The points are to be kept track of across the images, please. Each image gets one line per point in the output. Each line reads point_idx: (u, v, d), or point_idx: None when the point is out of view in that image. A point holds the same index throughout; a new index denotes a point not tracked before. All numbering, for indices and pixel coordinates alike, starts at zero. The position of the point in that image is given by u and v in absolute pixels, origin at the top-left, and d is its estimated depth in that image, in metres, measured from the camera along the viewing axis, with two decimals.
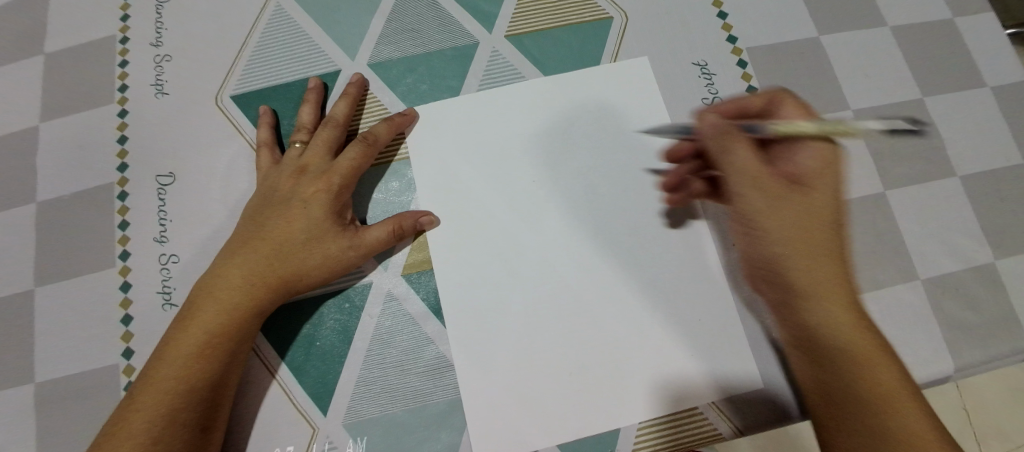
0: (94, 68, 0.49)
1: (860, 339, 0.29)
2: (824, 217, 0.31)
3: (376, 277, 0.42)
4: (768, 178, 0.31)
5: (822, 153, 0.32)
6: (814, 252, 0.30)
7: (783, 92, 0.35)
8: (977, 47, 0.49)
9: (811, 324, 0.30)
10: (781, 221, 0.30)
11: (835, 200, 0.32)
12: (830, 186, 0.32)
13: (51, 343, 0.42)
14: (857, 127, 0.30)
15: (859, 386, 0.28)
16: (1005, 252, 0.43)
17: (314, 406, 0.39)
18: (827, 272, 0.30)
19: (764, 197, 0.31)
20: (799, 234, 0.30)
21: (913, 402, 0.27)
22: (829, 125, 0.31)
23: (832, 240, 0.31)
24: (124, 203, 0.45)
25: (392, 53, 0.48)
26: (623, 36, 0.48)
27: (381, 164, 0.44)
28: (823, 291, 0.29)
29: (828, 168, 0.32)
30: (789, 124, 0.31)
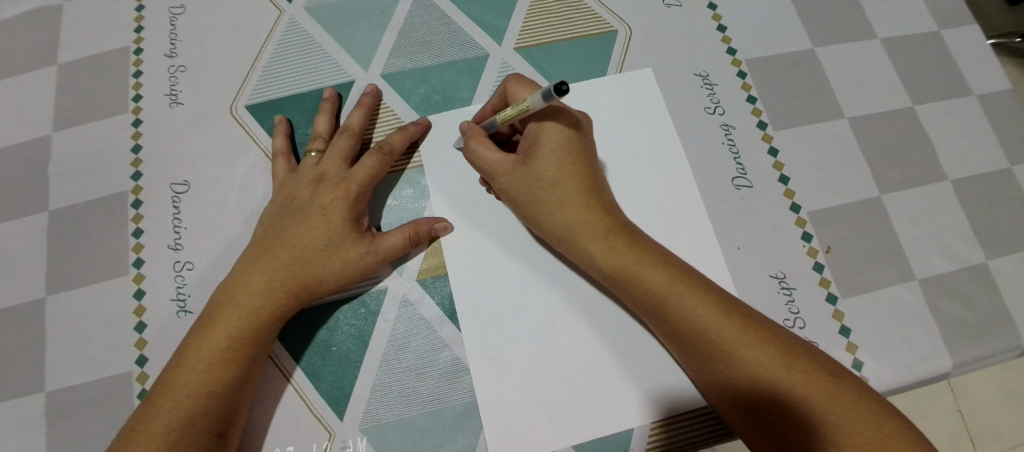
0: (109, 79, 0.50)
1: (620, 263, 0.37)
2: (552, 171, 0.37)
3: (392, 282, 0.43)
4: (495, 160, 0.39)
5: (540, 127, 0.38)
6: (549, 202, 0.38)
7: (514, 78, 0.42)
8: (963, 58, 0.51)
9: (581, 260, 0.38)
10: (515, 186, 0.39)
11: (566, 154, 0.38)
12: (558, 145, 0.38)
13: (64, 350, 0.42)
14: (529, 105, 0.35)
15: (640, 296, 0.36)
16: (998, 252, 0.45)
17: (331, 411, 0.40)
18: (563, 218, 0.38)
19: (500, 174, 0.39)
20: (527, 194, 0.38)
21: (677, 285, 0.35)
22: (514, 109, 0.37)
23: (568, 187, 0.37)
24: (138, 211, 0.46)
25: (405, 65, 0.49)
26: (627, 47, 0.50)
27: (395, 173, 0.45)
28: (572, 232, 0.38)
29: (550, 130, 0.38)
30: (500, 114, 0.39)
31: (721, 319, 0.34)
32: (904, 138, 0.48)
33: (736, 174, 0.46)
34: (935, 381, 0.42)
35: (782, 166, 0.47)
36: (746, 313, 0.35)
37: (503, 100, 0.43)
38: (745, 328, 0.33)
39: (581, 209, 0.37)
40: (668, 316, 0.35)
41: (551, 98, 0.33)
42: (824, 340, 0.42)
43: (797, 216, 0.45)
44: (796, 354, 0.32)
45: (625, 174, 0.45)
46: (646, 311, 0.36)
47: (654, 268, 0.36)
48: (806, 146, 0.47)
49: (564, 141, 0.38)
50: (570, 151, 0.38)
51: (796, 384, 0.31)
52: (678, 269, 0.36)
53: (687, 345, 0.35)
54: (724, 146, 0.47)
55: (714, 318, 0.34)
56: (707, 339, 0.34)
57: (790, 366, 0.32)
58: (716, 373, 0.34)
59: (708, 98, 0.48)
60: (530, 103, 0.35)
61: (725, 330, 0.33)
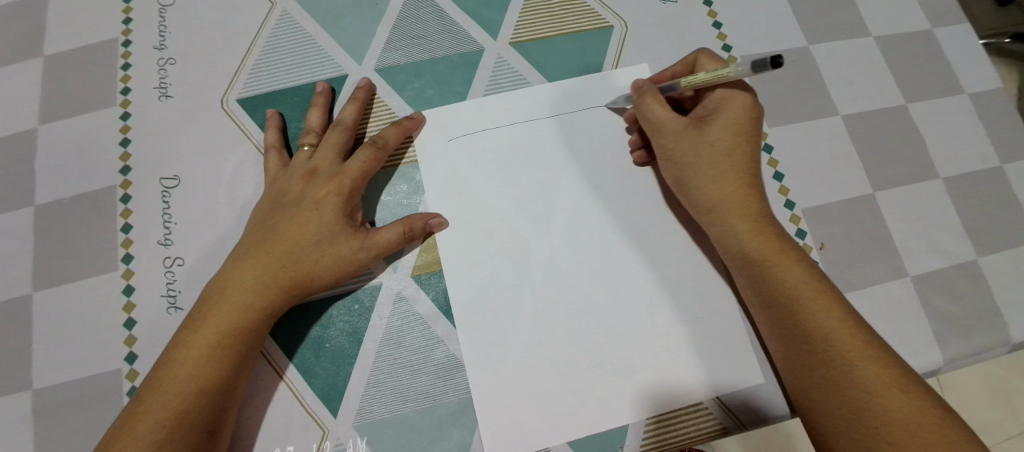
0: (96, 71, 0.49)
1: (766, 250, 0.36)
2: (727, 141, 0.39)
3: (385, 278, 0.42)
4: (669, 118, 0.41)
5: (728, 97, 0.41)
6: (713, 169, 0.38)
7: (703, 53, 0.44)
8: (954, 55, 0.51)
9: (721, 237, 0.38)
10: (683, 145, 0.40)
11: (742, 128, 0.39)
12: (739, 119, 0.40)
13: (51, 348, 0.42)
14: (731, 72, 0.38)
15: (775, 285, 0.35)
16: (987, 249, 0.45)
17: (324, 408, 0.39)
18: (730, 187, 0.38)
19: (669, 131, 0.40)
20: (696, 155, 0.39)
21: (815, 286, 0.35)
22: (710, 73, 0.39)
23: (743, 162, 0.39)
24: (127, 206, 0.45)
25: (399, 59, 0.49)
26: (623, 43, 0.50)
27: (389, 168, 0.45)
28: (727, 204, 0.38)
29: (734, 105, 0.40)
30: (688, 76, 0.41)
31: (852, 328, 0.33)
32: (897, 135, 0.49)
33: None
34: (924, 375, 0.43)
35: (777, 163, 0.47)
36: (875, 336, 0.33)
37: (687, 69, 0.45)
38: (869, 343, 0.33)
39: (740, 186, 0.38)
40: (797, 310, 0.34)
41: (761, 68, 0.36)
42: None
43: (791, 213, 0.45)
44: (913, 381, 0.31)
45: (621, 171, 0.45)
46: (772, 304, 0.36)
47: (793, 264, 0.36)
48: (800, 143, 0.48)
49: (746, 118, 0.40)
50: (748, 129, 0.40)
51: (911, 407, 0.30)
52: (813, 270, 0.36)
53: (804, 343, 0.34)
54: None
55: (842, 324, 0.33)
56: (834, 339, 0.33)
57: (908, 391, 0.31)
58: (823, 378, 0.32)
59: None
60: (733, 70, 0.38)
61: (849, 338, 0.33)
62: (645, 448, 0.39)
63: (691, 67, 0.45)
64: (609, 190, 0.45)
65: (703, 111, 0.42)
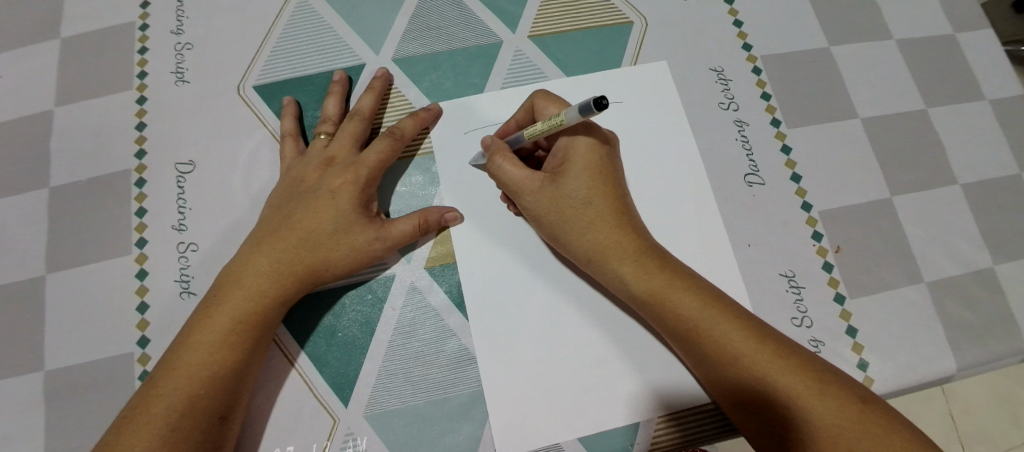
0: (113, 55, 0.49)
1: (653, 286, 0.36)
2: (585, 188, 0.37)
3: (399, 269, 0.42)
4: (521, 177, 0.38)
5: (571, 143, 0.38)
6: (578, 223, 0.37)
7: (538, 94, 0.41)
8: (976, 60, 0.51)
9: (610, 280, 0.37)
10: (543, 205, 0.38)
11: (596, 172, 0.37)
12: (590, 164, 0.37)
13: (64, 329, 0.42)
14: (562, 120, 0.35)
15: (674, 320, 0.35)
16: (1005, 256, 0.45)
17: (335, 397, 0.39)
18: (597, 238, 0.37)
19: (527, 191, 0.38)
20: (558, 212, 0.37)
21: (710, 310, 0.34)
22: (547, 123, 0.36)
23: (607, 207, 0.37)
24: (141, 190, 0.45)
25: (417, 49, 0.48)
26: (643, 39, 0.49)
27: (405, 159, 0.45)
28: (604, 253, 0.37)
29: (582, 149, 0.38)
30: (528, 129, 0.38)
31: (755, 343, 0.33)
32: (917, 140, 0.48)
33: (748, 171, 0.46)
34: (938, 383, 0.42)
35: (795, 164, 0.46)
36: (780, 341, 0.33)
37: (529, 115, 0.42)
38: (778, 353, 0.33)
39: (615, 229, 0.37)
40: (701, 344, 0.34)
41: (589, 112, 0.32)
42: (830, 340, 0.42)
43: (807, 215, 0.45)
44: (829, 379, 0.32)
45: (638, 168, 0.45)
46: (676, 337, 0.35)
47: (685, 291, 0.35)
48: (819, 144, 0.47)
49: (597, 160, 0.38)
50: (602, 167, 0.38)
51: (830, 410, 0.30)
52: (706, 292, 0.35)
53: (718, 372, 0.34)
54: (737, 142, 0.47)
55: (749, 343, 0.33)
56: (742, 363, 0.32)
57: (824, 392, 0.31)
58: (745, 397, 0.33)
59: (723, 94, 0.48)
60: (565, 118, 0.34)
61: (756, 357, 0.32)
62: (653, 444, 0.39)
63: (531, 112, 0.42)
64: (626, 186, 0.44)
65: (555, 161, 0.39)
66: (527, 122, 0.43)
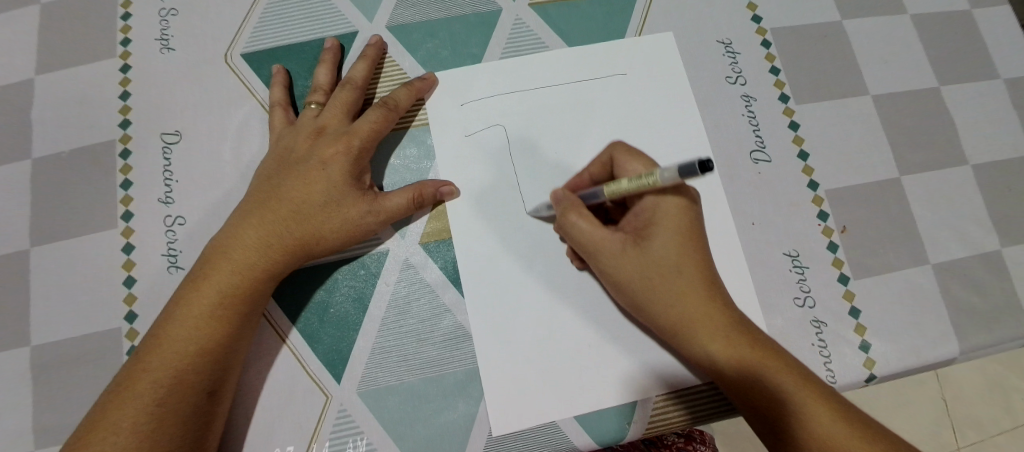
0: (95, 20, 0.47)
1: (740, 361, 0.33)
2: (675, 255, 0.34)
3: (393, 245, 0.41)
4: (600, 236, 0.36)
5: (659, 204, 0.35)
6: (664, 290, 0.34)
7: (615, 144, 0.39)
8: (993, 38, 0.49)
9: (692, 355, 0.34)
10: (625, 270, 0.35)
11: (685, 235, 0.35)
12: (678, 227, 0.35)
13: (49, 303, 0.41)
14: (656, 179, 0.32)
15: (757, 397, 0.32)
16: (1013, 239, 0.44)
17: (327, 374, 0.39)
18: (685, 306, 0.34)
19: (607, 254, 0.36)
20: (644, 280, 0.35)
21: (797, 388, 0.31)
22: (635, 181, 0.33)
23: (695, 273, 0.34)
24: (127, 162, 0.43)
25: (413, 17, 0.46)
26: (648, 10, 0.47)
27: (399, 130, 0.43)
28: (691, 324, 0.34)
29: (670, 208, 0.35)
30: (610, 185, 0.35)
31: (843, 426, 0.29)
32: (928, 118, 0.47)
33: (755, 147, 0.45)
34: (939, 366, 0.42)
35: (803, 141, 0.45)
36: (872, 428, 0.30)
37: (604, 168, 0.39)
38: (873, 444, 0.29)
39: (705, 302, 0.34)
40: (789, 423, 0.31)
41: (690, 173, 0.29)
42: (833, 321, 0.41)
43: (814, 194, 0.44)
44: None
45: (641, 143, 0.43)
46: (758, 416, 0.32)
47: (771, 367, 0.32)
48: (827, 121, 0.46)
49: (685, 222, 0.35)
50: (692, 232, 0.35)
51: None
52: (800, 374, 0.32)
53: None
54: (744, 118, 0.45)
55: (841, 429, 0.29)
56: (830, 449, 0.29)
57: None
58: None
59: (730, 67, 0.46)
60: (658, 178, 0.32)
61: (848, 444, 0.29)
62: (650, 426, 0.39)
63: (609, 165, 0.39)
64: None
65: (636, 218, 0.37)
66: (602, 175, 0.40)
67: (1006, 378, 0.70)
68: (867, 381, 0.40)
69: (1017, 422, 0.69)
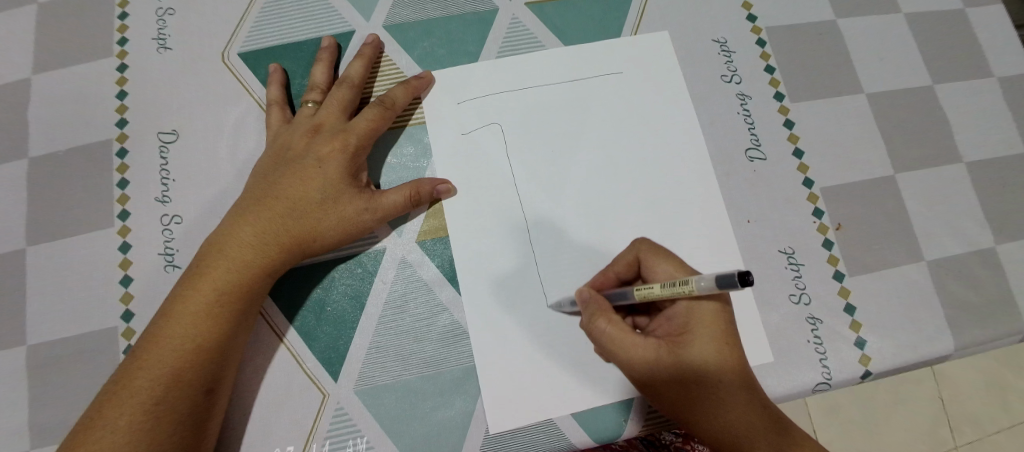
0: (92, 20, 0.47)
1: None
2: (713, 364, 0.33)
3: (391, 242, 0.41)
4: (632, 342, 0.34)
5: (693, 308, 0.34)
6: (707, 406, 0.32)
7: (641, 242, 0.37)
8: (987, 36, 0.49)
9: None
10: (661, 381, 0.33)
11: (722, 344, 0.33)
12: (715, 335, 0.33)
13: (45, 302, 0.41)
14: (692, 289, 0.29)
15: None
16: (1007, 236, 0.44)
17: (324, 371, 0.39)
18: (730, 423, 0.32)
19: (641, 364, 0.34)
20: (683, 392, 0.33)
21: None
22: (668, 288, 0.31)
23: (738, 386, 0.33)
24: (123, 161, 0.43)
25: (410, 15, 0.46)
26: (644, 9, 0.48)
27: (396, 128, 0.44)
28: (739, 441, 0.32)
29: (705, 315, 0.33)
30: (641, 289, 0.32)
31: None
32: (921, 115, 0.47)
33: (750, 146, 0.45)
34: (934, 362, 0.42)
35: (798, 139, 0.45)
36: None
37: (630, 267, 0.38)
38: None
39: (746, 413, 0.32)
40: None
41: (730, 285, 0.27)
42: (829, 318, 0.41)
43: (809, 191, 0.44)
44: None
45: (637, 141, 0.44)
46: None
47: None
48: (822, 119, 0.46)
49: (721, 328, 0.33)
50: (729, 336, 0.34)
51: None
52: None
53: None
54: (739, 117, 0.45)
55: None
56: None
57: None
58: None
59: (726, 66, 0.47)
60: (695, 286, 0.29)
61: None
62: (647, 422, 0.39)
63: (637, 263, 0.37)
64: (625, 158, 0.43)
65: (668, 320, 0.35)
66: (628, 274, 0.38)
67: (1004, 376, 0.70)
68: (862, 377, 0.41)
69: (1013, 421, 0.70)
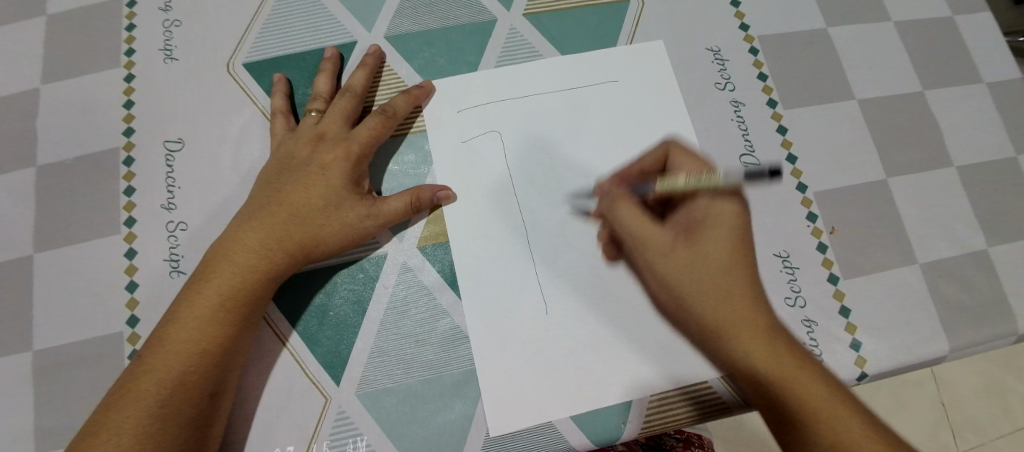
0: (100, 32, 0.48)
1: (784, 370, 0.31)
2: (725, 256, 0.35)
3: (391, 248, 0.42)
4: (648, 226, 0.36)
5: (712, 204, 0.37)
6: (709, 290, 0.34)
7: (671, 143, 0.41)
8: (975, 43, 0.50)
9: (723, 358, 0.33)
10: (672, 264, 0.35)
11: (734, 242, 0.35)
12: (729, 231, 0.36)
13: (52, 307, 0.41)
14: (718, 180, 0.36)
15: (796, 403, 0.30)
16: (999, 238, 0.45)
17: (326, 375, 0.39)
18: (730, 310, 0.33)
19: (655, 250, 0.36)
20: (688, 274, 0.35)
21: (840, 406, 0.30)
22: (693, 178, 0.37)
23: (745, 284, 0.34)
24: (129, 168, 0.44)
25: (410, 26, 0.48)
26: (639, 19, 0.49)
27: (397, 137, 0.44)
28: (728, 326, 0.33)
29: (722, 212, 0.36)
30: (664, 181, 0.37)
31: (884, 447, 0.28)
32: (913, 121, 0.48)
33: (744, 151, 0.46)
34: (929, 364, 0.42)
35: (791, 145, 0.46)
36: None
37: (656, 163, 0.41)
38: None
39: (741, 302, 0.33)
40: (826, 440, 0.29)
41: (758, 176, 0.38)
42: (824, 320, 0.42)
43: (803, 195, 0.45)
44: None
45: (633, 147, 0.45)
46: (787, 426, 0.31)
47: (813, 379, 0.31)
48: (814, 125, 0.47)
49: (737, 228, 0.36)
50: (744, 242, 0.36)
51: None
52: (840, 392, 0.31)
53: None
54: (733, 123, 0.46)
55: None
56: None
57: None
58: None
59: (720, 73, 0.48)
60: (722, 176, 0.37)
61: None
62: (646, 425, 0.39)
63: (663, 160, 0.41)
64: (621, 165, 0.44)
65: (684, 216, 0.38)
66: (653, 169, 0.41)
67: (1003, 379, 0.71)
68: (858, 379, 0.41)
69: (1015, 426, 0.70)
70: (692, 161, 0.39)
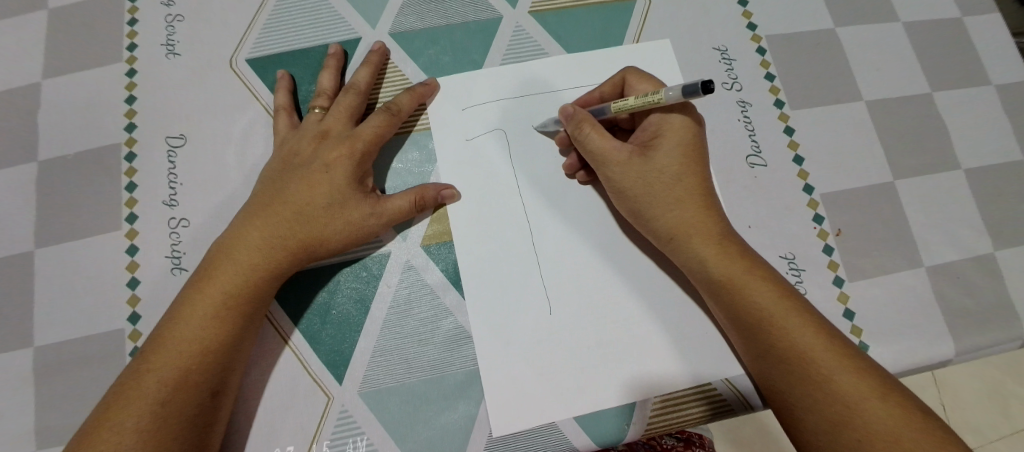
0: (101, 27, 0.47)
1: (733, 273, 0.36)
2: (677, 164, 0.38)
3: (395, 247, 0.42)
4: (609, 146, 0.38)
5: (665, 119, 0.39)
6: (665, 200, 0.37)
7: (630, 68, 0.42)
8: (983, 46, 0.50)
9: (685, 262, 0.37)
10: (630, 176, 0.38)
11: (687, 150, 0.38)
12: (684, 140, 0.38)
13: (52, 304, 0.41)
14: (661, 99, 0.35)
15: (750, 307, 0.35)
16: (1005, 242, 0.44)
17: (329, 374, 0.39)
18: (682, 215, 0.37)
19: (614, 162, 0.38)
20: (644, 184, 0.38)
21: (789, 307, 0.34)
22: (641, 98, 0.37)
23: (697, 187, 0.38)
24: (131, 164, 0.44)
25: (415, 24, 0.47)
26: (646, 18, 0.48)
27: (401, 135, 0.44)
28: (687, 233, 0.37)
29: (676, 125, 0.39)
30: (617, 102, 0.38)
31: (825, 342, 0.33)
32: (920, 123, 0.47)
33: (751, 152, 0.45)
34: (935, 367, 0.42)
35: (797, 146, 0.46)
36: (852, 350, 0.33)
37: (615, 90, 0.42)
38: (848, 357, 0.33)
39: (695, 207, 0.37)
40: (774, 335, 0.34)
41: (694, 94, 0.33)
42: None
43: (809, 197, 0.45)
44: (892, 387, 0.32)
45: None
46: (745, 327, 0.35)
47: (761, 283, 0.35)
48: (821, 127, 0.47)
49: (690, 138, 0.39)
50: (694, 146, 0.38)
51: (888, 414, 0.30)
52: (795, 302, 0.35)
53: (783, 361, 0.33)
54: (740, 124, 0.46)
55: (819, 341, 0.33)
56: (810, 361, 0.33)
57: (887, 397, 0.31)
58: (805, 401, 0.32)
59: (726, 73, 0.47)
60: (663, 96, 0.35)
61: (825, 353, 0.33)
62: (648, 426, 0.39)
63: (620, 86, 0.42)
64: None
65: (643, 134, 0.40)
66: (612, 96, 0.43)
67: (1003, 381, 0.71)
68: None
69: (1016, 428, 0.70)
70: (645, 84, 0.40)
